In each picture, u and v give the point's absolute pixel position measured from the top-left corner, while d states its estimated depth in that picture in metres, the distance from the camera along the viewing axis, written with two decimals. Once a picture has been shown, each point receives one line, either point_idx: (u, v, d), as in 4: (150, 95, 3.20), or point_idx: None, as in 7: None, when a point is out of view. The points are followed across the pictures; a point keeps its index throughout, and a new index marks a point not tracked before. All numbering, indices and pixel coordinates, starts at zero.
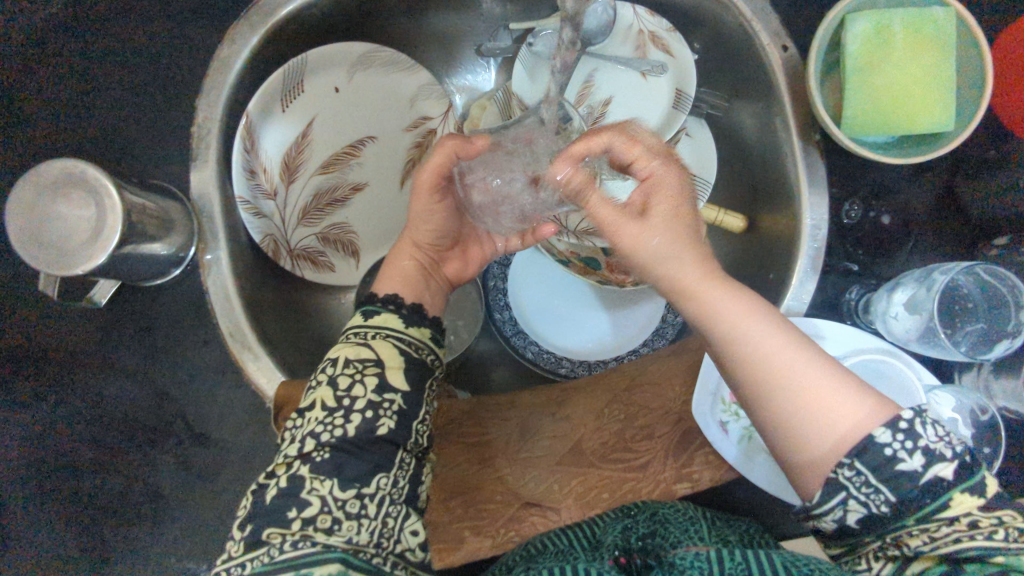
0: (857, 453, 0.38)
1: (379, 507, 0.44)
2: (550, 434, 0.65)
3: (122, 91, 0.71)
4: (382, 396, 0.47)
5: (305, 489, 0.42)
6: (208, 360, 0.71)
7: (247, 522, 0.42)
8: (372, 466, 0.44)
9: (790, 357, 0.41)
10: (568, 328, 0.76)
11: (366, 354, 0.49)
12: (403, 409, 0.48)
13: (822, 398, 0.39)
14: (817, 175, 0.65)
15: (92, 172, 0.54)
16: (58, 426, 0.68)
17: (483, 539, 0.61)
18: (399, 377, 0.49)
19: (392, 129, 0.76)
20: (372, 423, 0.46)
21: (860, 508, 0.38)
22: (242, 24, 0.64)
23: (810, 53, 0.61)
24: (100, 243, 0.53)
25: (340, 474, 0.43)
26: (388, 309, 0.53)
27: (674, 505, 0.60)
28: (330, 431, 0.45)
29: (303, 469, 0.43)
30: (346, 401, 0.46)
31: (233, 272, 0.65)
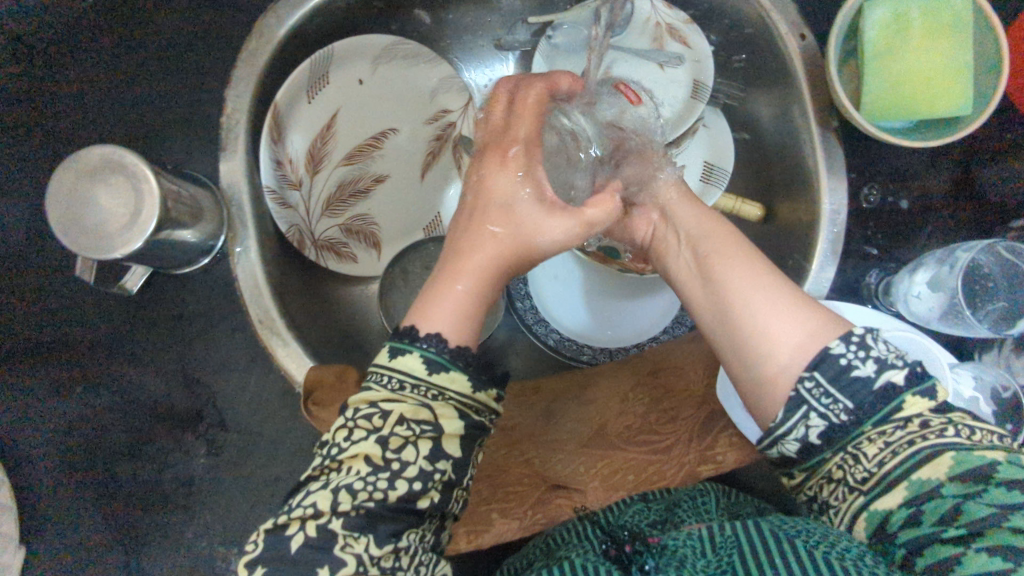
0: (816, 366, 0.42)
1: (412, 559, 0.42)
2: (574, 418, 0.66)
3: (150, 84, 0.72)
4: (434, 465, 0.41)
5: (339, 547, 0.39)
6: (236, 349, 0.72)
7: (259, 564, 0.39)
8: (407, 524, 0.41)
9: (757, 284, 0.47)
10: (584, 317, 0.76)
11: (427, 417, 0.41)
12: (450, 480, 0.43)
13: (780, 317, 0.45)
14: (836, 161, 0.66)
15: (131, 157, 0.55)
16: (90, 413, 0.69)
17: (511, 521, 0.62)
18: (456, 444, 0.42)
19: (413, 121, 0.77)
20: (416, 493, 0.41)
21: (821, 422, 0.42)
22: (270, 16, 0.66)
23: (829, 39, 0.62)
24: (136, 230, 0.55)
25: (376, 533, 0.40)
26: (457, 365, 0.43)
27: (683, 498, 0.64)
28: (369, 491, 0.40)
29: (334, 523, 0.39)
30: (393, 463, 0.40)
31: (262, 260, 0.66)
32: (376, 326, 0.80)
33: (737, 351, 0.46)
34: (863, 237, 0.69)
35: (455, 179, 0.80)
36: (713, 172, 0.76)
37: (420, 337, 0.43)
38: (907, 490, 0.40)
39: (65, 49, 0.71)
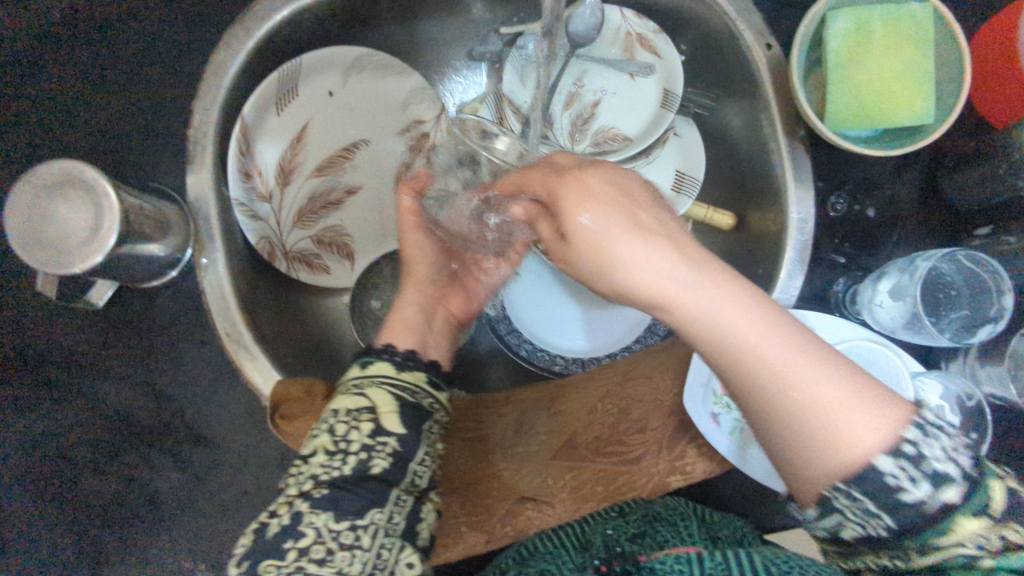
0: (855, 482, 0.37)
1: (373, 539, 0.45)
2: (544, 429, 0.65)
3: (118, 97, 0.72)
4: (376, 438, 0.48)
5: (303, 523, 0.44)
6: (204, 362, 0.71)
7: (243, 560, 0.43)
8: (366, 502, 0.46)
9: (800, 372, 0.37)
10: (558, 327, 0.76)
11: (363, 401, 0.50)
12: (398, 451, 0.49)
13: (839, 424, 0.37)
14: (803, 170, 0.67)
15: (91, 171, 0.55)
16: (57, 427, 0.69)
17: (480, 534, 0.62)
18: (395, 419, 0.50)
19: (385, 132, 0.77)
20: (366, 464, 0.47)
21: (856, 529, 0.39)
22: (238, 28, 0.66)
23: (794, 49, 0.62)
24: (96, 243, 0.54)
25: (335, 509, 0.44)
26: (387, 356, 0.55)
27: (675, 511, 0.65)
28: (328, 471, 0.46)
29: (299, 505, 0.44)
30: (343, 444, 0.47)
31: (229, 273, 0.66)
32: (349, 338, 0.80)
33: (783, 444, 0.39)
34: (832, 246, 0.69)
35: None
36: (684, 181, 0.75)
37: (376, 349, 0.55)
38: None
39: (33, 59, 0.71)
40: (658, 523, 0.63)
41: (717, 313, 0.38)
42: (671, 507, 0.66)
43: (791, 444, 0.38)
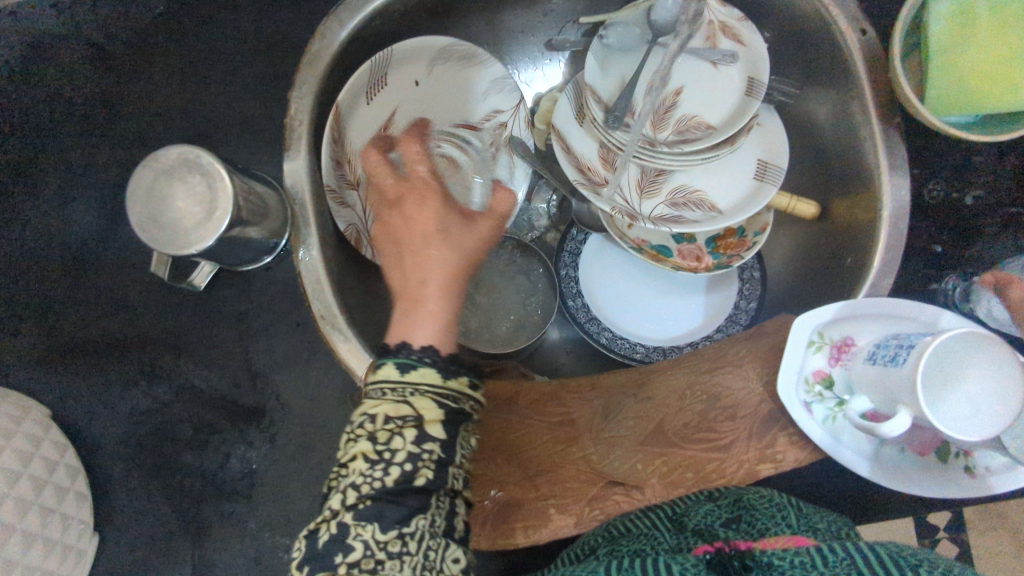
0: None
1: (421, 542, 0.42)
2: (632, 415, 0.66)
3: (216, 89, 0.75)
4: (422, 447, 0.43)
5: (350, 536, 0.40)
6: (295, 344, 0.74)
7: (298, 565, 0.41)
8: (412, 508, 0.42)
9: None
10: (638, 313, 0.78)
11: (406, 410, 0.43)
12: (442, 458, 0.44)
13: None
14: (898, 157, 0.66)
15: (207, 156, 0.58)
16: (161, 403, 0.72)
17: (567, 516, 0.62)
18: (440, 426, 0.44)
19: (466, 123, 0.79)
20: (410, 474, 0.42)
21: None
22: (333, 19, 0.67)
23: (894, 33, 0.61)
24: (213, 224, 0.57)
25: (382, 520, 0.41)
26: (426, 362, 0.45)
27: (758, 492, 0.60)
28: (369, 482, 0.42)
29: (347, 516, 0.41)
30: (387, 454, 0.42)
31: (323, 256, 0.67)
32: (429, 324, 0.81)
33: None
34: (928, 234, 0.68)
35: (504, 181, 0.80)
36: (768, 169, 0.73)
37: (408, 350, 0.45)
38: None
39: (139, 54, 0.74)
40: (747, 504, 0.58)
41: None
42: (762, 496, 0.59)
43: None
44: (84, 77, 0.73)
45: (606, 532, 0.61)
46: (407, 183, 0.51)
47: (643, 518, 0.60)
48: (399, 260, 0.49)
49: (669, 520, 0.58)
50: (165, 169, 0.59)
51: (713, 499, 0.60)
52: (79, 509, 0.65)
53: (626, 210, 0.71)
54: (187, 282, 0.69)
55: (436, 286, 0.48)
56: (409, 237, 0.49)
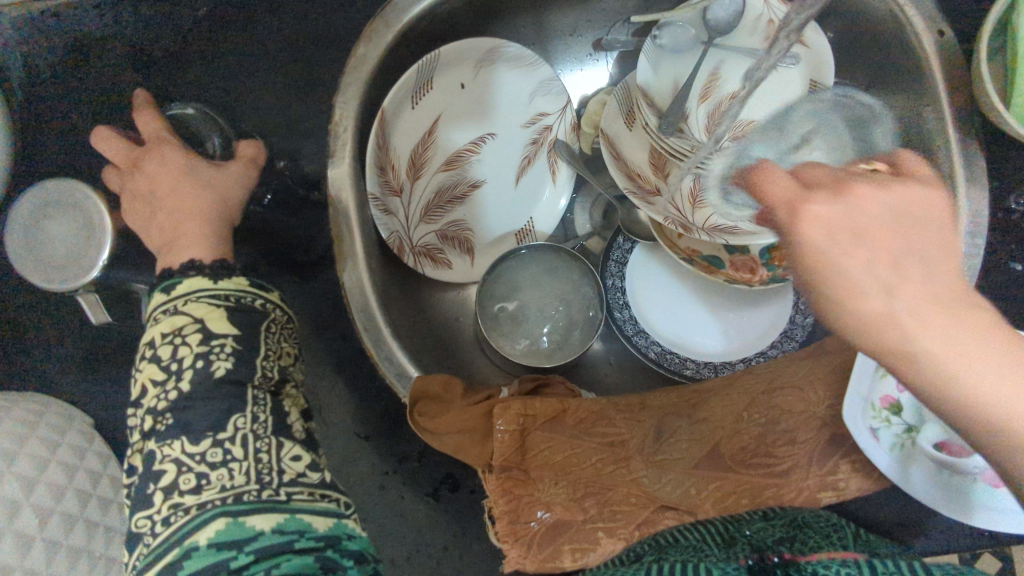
0: None
1: (246, 447, 0.44)
2: (686, 437, 0.63)
3: (255, 91, 0.73)
4: (209, 343, 0.46)
5: (160, 460, 0.42)
6: (337, 355, 0.73)
7: (135, 519, 0.42)
8: (220, 414, 0.44)
9: (942, 321, 0.37)
10: (685, 326, 0.75)
11: (184, 318, 0.47)
12: (238, 349, 0.47)
13: (991, 362, 0.37)
14: (976, 168, 0.62)
15: (52, 183, 0.56)
16: None
17: (617, 541, 0.59)
18: (223, 323, 0.48)
19: (510, 127, 0.76)
20: (208, 370, 0.45)
21: None
22: (379, 20, 0.65)
23: (980, 35, 0.57)
24: (95, 243, 0.54)
25: (190, 431, 0.43)
26: (197, 272, 0.51)
27: (815, 514, 0.57)
28: (163, 397, 0.44)
29: (151, 444, 0.43)
30: (174, 366, 0.45)
31: (368, 266, 0.65)
32: (469, 333, 0.78)
33: None
34: (1006, 250, 0.64)
35: (548, 186, 0.78)
36: None
37: (176, 273, 0.51)
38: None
39: (181, 59, 0.72)
40: (805, 530, 0.54)
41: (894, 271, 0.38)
42: (821, 517, 0.57)
43: None
44: (128, 82, 0.72)
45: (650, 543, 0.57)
46: (143, 147, 0.59)
47: (693, 532, 0.56)
48: (154, 211, 0.57)
49: (721, 536, 0.55)
50: (25, 220, 0.55)
51: (767, 520, 0.56)
52: None
53: (680, 220, 0.68)
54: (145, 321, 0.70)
55: (196, 218, 0.56)
56: (158, 190, 0.57)
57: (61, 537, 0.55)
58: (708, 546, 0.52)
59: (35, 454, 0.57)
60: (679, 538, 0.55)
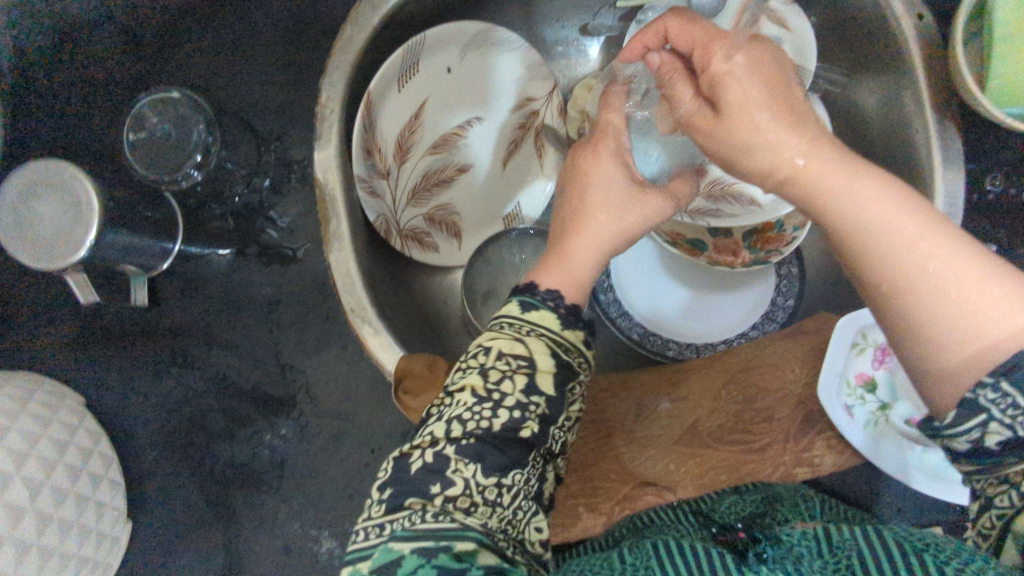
0: (1005, 371, 0.33)
1: (513, 498, 0.40)
2: (666, 414, 0.64)
3: (246, 78, 0.75)
4: (529, 397, 0.41)
5: (450, 469, 0.38)
6: (324, 336, 0.74)
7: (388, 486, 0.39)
8: (520, 454, 0.40)
9: (941, 259, 0.36)
10: (660, 298, 0.76)
11: (521, 350, 0.42)
12: (545, 413, 0.42)
13: (980, 308, 0.34)
14: (952, 151, 0.62)
15: (40, 163, 0.57)
16: (187, 393, 0.72)
17: (597, 517, 0.61)
18: (548, 379, 0.42)
19: (497, 110, 0.77)
20: (517, 424, 0.40)
21: (1005, 432, 0.34)
22: (364, 4, 0.65)
23: (957, 17, 0.57)
24: (83, 223, 0.55)
25: (483, 461, 0.39)
26: (548, 305, 0.44)
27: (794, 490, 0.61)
28: (475, 420, 0.40)
29: (449, 449, 0.39)
30: (496, 394, 0.41)
31: (354, 249, 0.66)
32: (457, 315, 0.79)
33: None
34: (984, 232, 0.65)
35: (536, 169, 0.79)
36: None
37: (532, 291, 0.45)
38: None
39: (174, 42, 0.73)
40: (776, 505, 0.58)
41: (896, 214, 0.38)
42: (793, 489, 0.62)
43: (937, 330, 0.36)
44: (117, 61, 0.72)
45: (630, 525, 0.61)
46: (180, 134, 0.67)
47: (670, 513, 0.60)
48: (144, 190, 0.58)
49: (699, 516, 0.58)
50: (10, 200, 0.56)
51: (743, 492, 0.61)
52: (113, 497, 0.65)
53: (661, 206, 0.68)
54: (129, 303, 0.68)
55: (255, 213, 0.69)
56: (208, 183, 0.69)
57: (52, 510, 0.57)
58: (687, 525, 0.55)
59: (26, 429, 0.58)
60: (654, 520, 0.59)
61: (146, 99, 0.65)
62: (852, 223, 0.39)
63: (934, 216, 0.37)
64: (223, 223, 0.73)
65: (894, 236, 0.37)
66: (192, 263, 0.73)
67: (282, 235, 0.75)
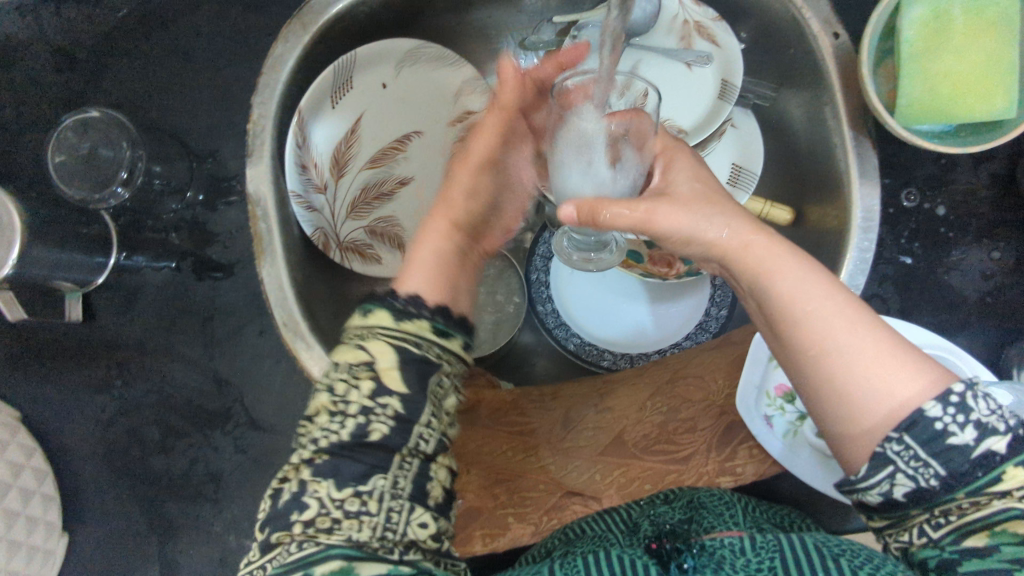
0: (906, 428, 0.37)
1: (381, 504, 0.36)
2: (592, 425, 0.64)
3: (182, 99, 0.77)
4: (376, 400, 0.38)
5: (305, 493, 0.36)
6: (263, 350, 0.77)
7: (261, 523, 0.37)
8: (371, 462, 0.37)
9: (848, 336, 0.39)
10: (597, 307, 0.77)
11: (360, 356, 0.39)
12: (401, 414, 0.38)
13: (887, 377, 0.38)
14: (869, 163, 0.63)
15: None
16: (123, 406, 0.76)
17: (526, 525, 0.64)
18: (397, 377, 0.38)
19: (437, 124, 0.77)
20: (364, 429, 0.38)
21: (907, 483, 0.38)
22: (295, 23, 0.66)
23: (863, 40, 0.59)
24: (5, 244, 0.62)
25: (337, 476, 0.36)
26: (388, 304, 0.41)
27: (711, 492, 0.61)
28: (326, 436, 0.37)
29: (303, 473, 0.37)
30: (340, 407, 0.38)
31: (287, 265, 0.67)
32: None
33: None
34: None
35: None
36: (741, 175, 0.72)
37: (388, 297, 0.41)
38: (986, 539, 0.36)
39: (105, 59, 0.77)
40: (702, 513, 0.57)
41: (814, 297, 0.41)
42: (715, 496, 0.61)
43: (844, 394, 0.39)
44: (55, 84, 0.76)
45: (563, 535, 0.63)
46: None
47: (598, 523, 0.62)
48: None
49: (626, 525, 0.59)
50: None
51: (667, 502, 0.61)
52: (46, 510, 0.72)
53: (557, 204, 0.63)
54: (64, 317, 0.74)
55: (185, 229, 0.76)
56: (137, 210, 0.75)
57: None
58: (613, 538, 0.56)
59: None
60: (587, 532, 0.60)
61: (67, 120, 0.70)
62: (785, 300, 0.42)
63: (846, 296, 0.41)
64: (161, 237, 0.76)
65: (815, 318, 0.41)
66: (127, 277, 0.76)
67: (218, 250, 0.77)
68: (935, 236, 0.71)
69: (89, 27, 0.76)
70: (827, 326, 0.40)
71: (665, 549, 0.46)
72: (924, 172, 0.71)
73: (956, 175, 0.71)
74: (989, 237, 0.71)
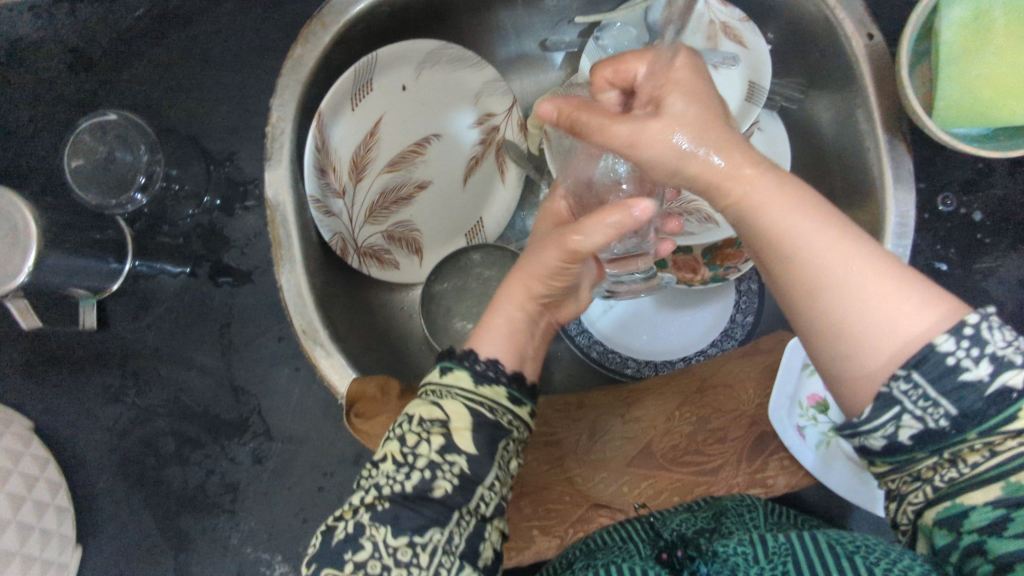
0: (915, 365, 0.33)
1: (433, 557, 0.38)
2: (620, 436, 0.63)
3: (200, 102, 0.76)
4: (445, 456, 0.40)
5: (361, 534, 0.37)
6: (280, 357, 0.76)
7: (309, 560, 0.38)
8: (432, 515, 0.38)
9: (847, 268, 0.35)
10: (618, 313, 0.75)
11: (436, 413, 0.41)
12: (467, 473, 0.40)
13: (893, 310, 0.34)
14: (903, 168, 0.62)
15: None
16: (139, 415, 0.75)
17: (551, 539, 0.60)
18: (467, 437, 0.41)
19: (457, 127, 0.76)
20: (428, 485, 0.39)
21: (913, 424, 0.33)
22: (315, 23, 0.64)
23: (902, 40, 0.57)
24: (18, 253, 0.59)
25: (396, 524, 0.37)
26: (463, 365, 0.44)
27: (740, 498, 0.58)
28: (391, 484, 0.39)
29: (360, 517, 0.38)
30: (409, 458, 0.40)
31: (306, 271, 0.65)
32: (417, 331, 0.79)
33: None
34: None
35: (498, 184, 0.79)
36: None
37: (469, 359, 0.45)
38: (999, 491, 0.32)
39: (120, 60, 0.75)
40: (726, 519, 0.53)
41: (808, 229, 0.37)
42: (739, 501, 0.58)
43: (844, 335, 0.35)
44: (69, 86, 0.75)
45: (583, 546, 0.56)
46: None
47: (620, 531, 0.55)
48: None
49: (648, 532, 0.53)
50: None
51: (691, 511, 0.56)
52: (61, 523, 0.70)
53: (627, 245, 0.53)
54: (78, 323, 0.73)
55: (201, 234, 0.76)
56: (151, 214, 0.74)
57: None
58: (634, 543, 0.51)
59: None
60: (608, 540, 0.54)
61: (83, 123, 0.69)
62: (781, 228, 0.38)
63: (848, 234, 0.36)
64: (177, 241, 0.75)
65: (810, 256, 0.36)
66: (142, 282, 0.75)
67: (235, 255, 0.76)
68: (969, 242, 0.70)
69: (104, 28, 0.75)
70: (822, 266, 0.36)
71: (677, 557, 0.42)
72: (957, 178, 0.70)
73: (990, 181, 0.69)
74: (1022, 244, 0.70)
